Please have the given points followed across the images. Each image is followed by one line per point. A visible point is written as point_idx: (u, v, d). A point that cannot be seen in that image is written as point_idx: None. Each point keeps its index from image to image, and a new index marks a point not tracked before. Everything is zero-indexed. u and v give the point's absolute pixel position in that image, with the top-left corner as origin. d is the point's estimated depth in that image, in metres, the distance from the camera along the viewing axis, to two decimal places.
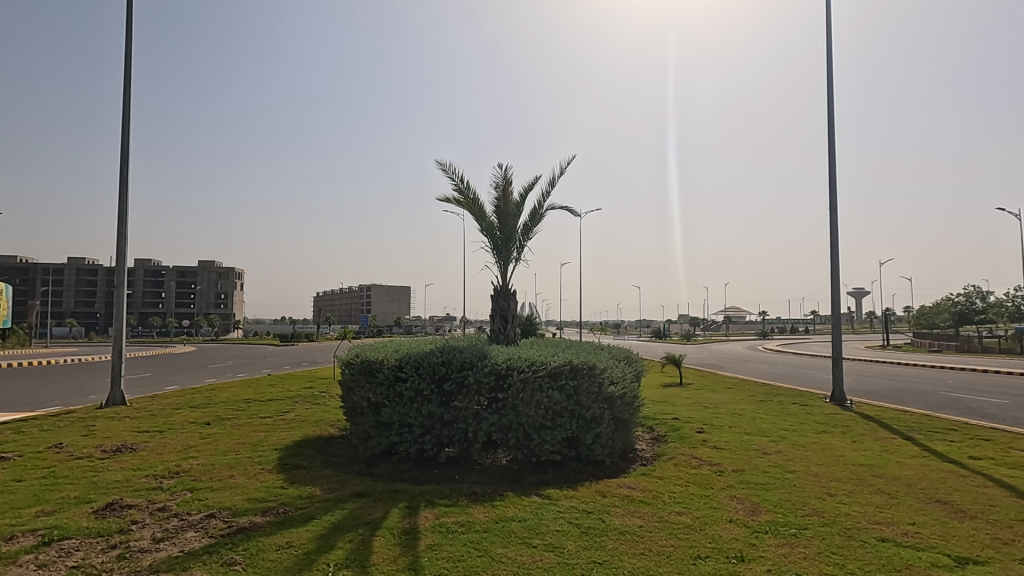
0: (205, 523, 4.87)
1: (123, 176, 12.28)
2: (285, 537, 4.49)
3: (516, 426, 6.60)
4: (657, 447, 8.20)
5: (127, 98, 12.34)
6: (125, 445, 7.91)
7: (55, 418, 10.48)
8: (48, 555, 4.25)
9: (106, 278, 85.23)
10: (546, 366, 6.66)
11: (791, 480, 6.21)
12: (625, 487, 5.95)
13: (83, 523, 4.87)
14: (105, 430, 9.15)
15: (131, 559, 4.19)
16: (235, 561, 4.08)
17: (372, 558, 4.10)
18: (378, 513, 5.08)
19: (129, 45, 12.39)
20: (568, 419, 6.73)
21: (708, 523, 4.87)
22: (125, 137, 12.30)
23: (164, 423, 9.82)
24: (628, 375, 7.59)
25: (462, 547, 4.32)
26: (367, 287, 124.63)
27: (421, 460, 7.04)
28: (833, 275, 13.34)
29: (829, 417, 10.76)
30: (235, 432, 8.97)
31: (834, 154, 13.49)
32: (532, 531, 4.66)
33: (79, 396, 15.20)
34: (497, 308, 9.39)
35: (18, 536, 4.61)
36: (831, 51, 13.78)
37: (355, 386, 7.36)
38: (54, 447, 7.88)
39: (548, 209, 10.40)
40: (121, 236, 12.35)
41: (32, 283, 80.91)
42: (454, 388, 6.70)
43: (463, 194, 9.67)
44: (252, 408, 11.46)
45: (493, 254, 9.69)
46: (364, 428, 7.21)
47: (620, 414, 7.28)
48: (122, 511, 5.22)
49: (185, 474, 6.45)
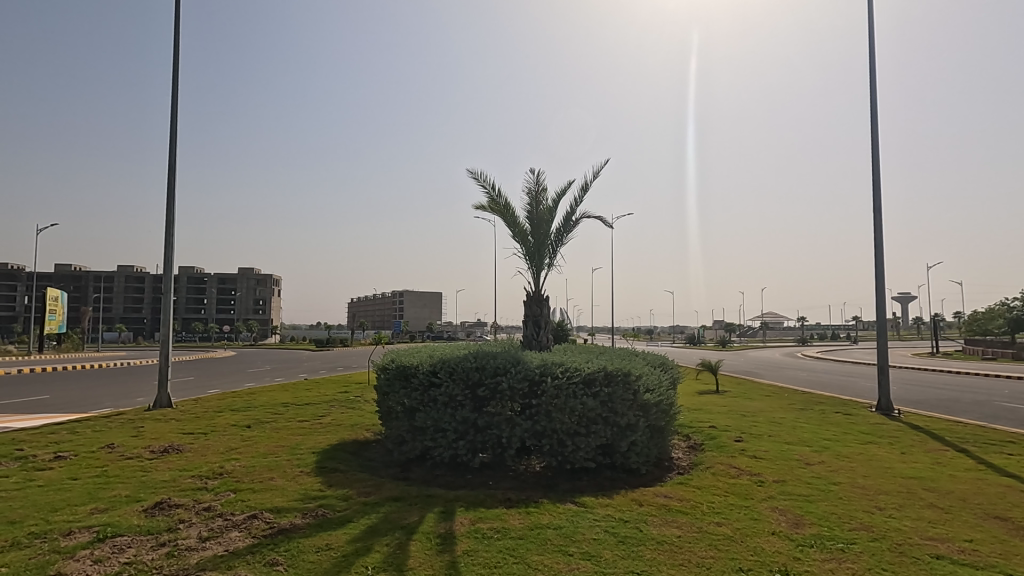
0: (248, 524, 5.00)
1: (170, 187, 12.81)
2: (323, 540, 4.57)
3: (550, 433, 6.59)
4: (694, 455, 8.08)
5: (174, 116, 12.86)
6: (172, 446, 8.21)
7: (107, 419, 10.98)
8: (102, 551, 4.42)
9: (153, 285, 89.05)
10: (580, 373, 6.62)
11: (836, 493, 5.98)
12: (662, 496, 5.84)
13: (134, 521, 5.07)
14: (153, 431, 9.53)
15: (180, 557, 4.33)
16: (277, 562, 4.18)
17: (410, 562, 4.13)
18: (415, 517, 5.12)
19: (178, 64, 12.95)
20: (603, 427, 6.66)
21: (749, 535, 4.74)
22: (173, 147, 12.84)
23: (207, 425, 10.16)
24: (663, 382, 7.51)
25: (498, 554, 4.30)
26: (400, 294, 126.78)
27: (455, 465, 7.10)
28: (880, 280, 12.83)
29: (875, 427, 10.37)
30: (274, 435, 9.21)
31: (878, 157, 13.03)
32: (568, 539, 4.62)
33: (128, 398, 15.75)
34: (529, 314, 9.39)
35: (75, 532, 4.82)
36: (873, 49, 13.36)
37: (389, 391, 7.45)
38: (107, 446, 8.25)
39: (582, 215, 10.34)
40: (168, 245, 12.87)
41: (86, 290, 85.32)
42: (487, 394, 6.70)
43: (495, 201, 9.71)
44: (289, 412, 11.72)
45: (526, 261, 9.71)
46: (398, 433, 7.27)
47: (655, 421, 7.17)
48: (170, 510, 5.42)
49: (228, 475, 6.64)
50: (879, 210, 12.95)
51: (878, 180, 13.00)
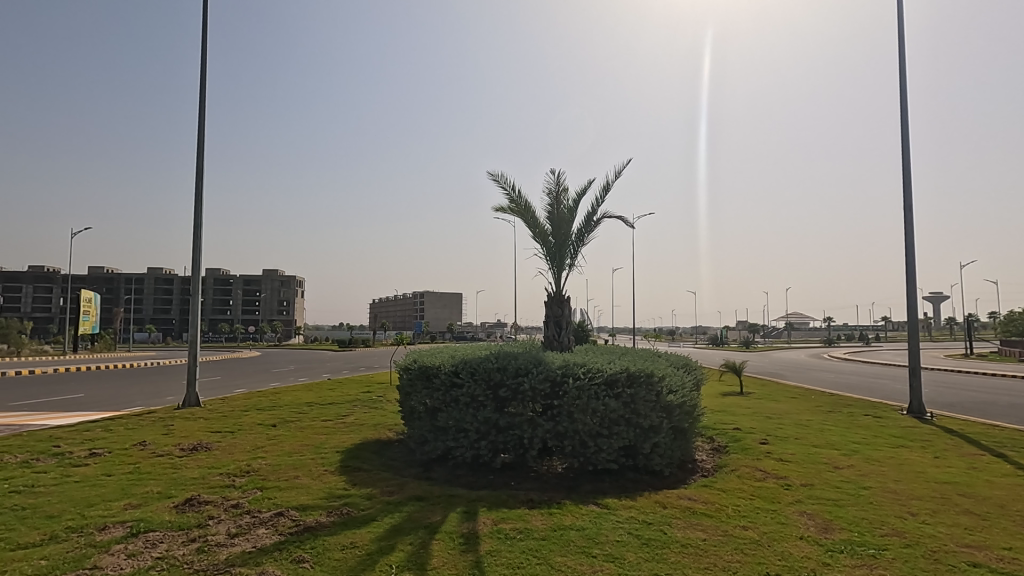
0: (274, 521, 5.09)
1: (198, 191, 13.11)
2: (348, 538, 4.62)
3: (572, 434, 6.56)
4: (718, 458, 7.97)
5: (201, 122, 13.17)
6: (200, 444, 8.40)
7: (139, 417, 11.29)
8: (136, 546, 4.54)
9: (182, 286, 91.24)
10: (602, 374, 6.59)
11: (866, 497, 5.84)
12: (686, 499, 5.78)
13: (165, 517, 5.20)
14: (182, 429, 9.77)
15: (209, 552, 4.42)
16: (303, 559, 4.24)
17: (433, 561, 4.15)
18: (437, 517, 5.15)
19: (205, 71, 13.25)
20: (625, 428, 6.61)
21: (776, 540, 4.66)
22: (201, 152, 13.14)
23: (234, 423, 10.37)
24: (686, 384, 7.43)
25: (521, 554, 4.30)
26: (421, 295, 127.73)
27: (477, 466, 7.12)
28: (911, 280, 12.48)
29: (906, 430, 10.09)
30: (299, 434, 9.35)
31: (908, 153, 12.69)
32: (591, 541, 4.59)
33: (158, 397, 16.17)
34: (550, 315, 9.37)
35: (110, 527, 4.97)
36: (903, 42, 13.03)
37: (412, 391, 7.51)
38: (139, 444, 8.48)
39: (603, 215, 10.29)
40: (196, 247, 13.18)
41: (118, 292, 87.86)
42: (508, 395, 6.71)
43: (516, 201, 9.71)
44: (313, 411, 11.89)
45: (547, 261, 9.69)
46: (420, 433, 7.33)
47: (678, 423, 7.10)
48: (199, 506, 5.54)
49: (255, 473, 6.76)
50: (909, 208, 12.61)
51: (908, 177, 12.67)
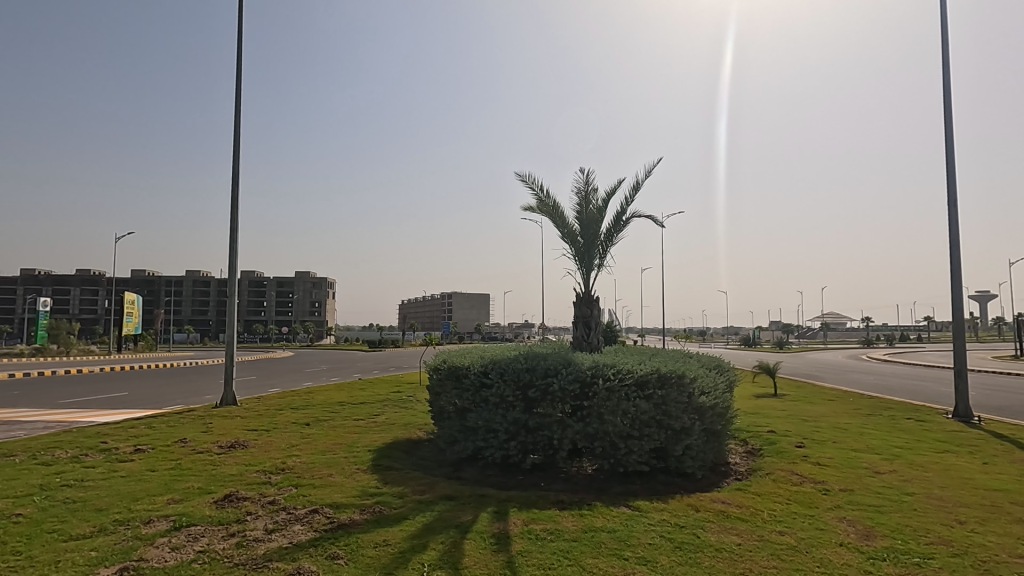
0: (309, 518, 5.20)
1: (234, 195, 13.50)
2: (381, 536, 4.69)
3: (602, 435, 6.51)
4: (752, 461, 7.80)
5: (237, 128, 13.55)
6: (238, 442, 8.64)
7: (179, 415, 11.68)
8: (179, 539, 4.70)
9: (218, 288, 94.02)
10: (633, 375, 6.53)
11: (910, 504, 5.63)
12: (720, 502, 5.68)
13: (206, 512, 5.36)
14: (220, 427, 10.06)
15: (248, 547, 4.55)
16: (338, 555, 4.32)
17: (465, 560, 4.18)
18: (468, 516, 5.18)
19: (241, 79, 13.63)
20: (656, 430, 6.54)
21: (815, 546, 4.53)
22: (237, 158, 13.52)
23: (269, 422, 10.63)
24: (719, 385, 7.30)
25: (552, 555, 4.30)
26: (449, 296, 128.78)
27: (506, 466, 7.14)
28: (956, 278, 12.00)
29: (952, 434, 9.70)
30: (332, 433, 9.52)
31: (952, 147, 12.20)
32: (623, 543, 4.55)
33: (197, 396, 16.71)
34: (579, 315, 9.33)
35: (154, 521, 5.15)
36: (946, 32, 12.54)
37: (441, 391, 7.57)
38: (180, 441, 8.78)
39: (632, 214, 10.19)
40: (233, 250, 13.57)
41: (159, 294, 91.10)
42: (538, 395, 6.70)
43: (544, 201, 9.71)
44: (345, 411, 12.10)
45: (575, 261, 9.65)
46: (450, 433, 7.38)
47: (711, 425, 6.99)
48: (238, 502, 5.71)
49: (290, 471, 6.92)
50: (954, 204, 12.12)
51: (952, 172, 12.18)
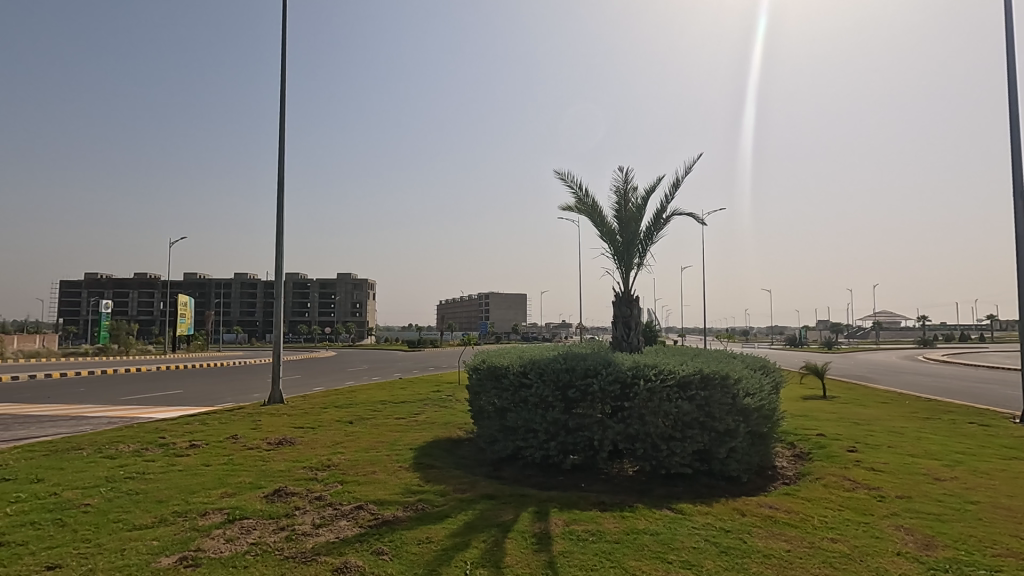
0: (355, 514, 5.33)
1: (280, 199, 13.95)
2: (424, 533, 4.76)
3: (644, 437, 6.43)
4: (801, 465, 7.55)
5: (281, 135, 13.99)
6: (285, 439, 8.93)
7: (230, 412, 12.16)
8: (233, 532, 4.90)
9: (265, 290, 97.31)
10: (674, 375, 6.41)
11: (973, 513, 5.34)
12: (767, 507, 5.52)
13: (257, 506, 5.57)
14: (268, 424, 10.42)
15: (297, 541, 4.70)
16: (382, 551, 4.42)
17: (507, 560, 4.20)
18: (509, 516, 5.20)
19: (285, 87, 14.07)
20: (699, 432, 6.41)
21: (869, 555, 4.35)
22: (282, 163, 13.97)
23: (315, 420, 10.94)
24: (765, 386, 7.10)
25: (594, 557, 4.27)
26: (487, 296, 129.53)
27: (546, 466, 7.13)
28: None
29: (1020, 440, 9.13)
30: (374, 431, 9.72)
31: (1018, 135, 11.49)
32: (666, 546, 4.48)
33: (246, 394, 17.36)
34: (618, 315, 9.23)
35: (210, 513, 5.39)
36: (1010, 13, 11.82)
37: (481, 391, 7.62)
38: (231, 437, 9.14)
39: (673, 212, 10.02)
40: (279, 253, 14.03)
41: (210, 296, 95.04)
42: (577, 396, 6.66)
43: (582, 201, 9.65)
44: (387, 409, 12.34)
45: (614, 261, 9.55)
46: (490, 432, 7.42)
47: (756, 427, 6.80)
48: (287, 497, 5.90)
49: (335, 467, 7.11)
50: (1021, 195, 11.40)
51: (1018, 161, 11.46)
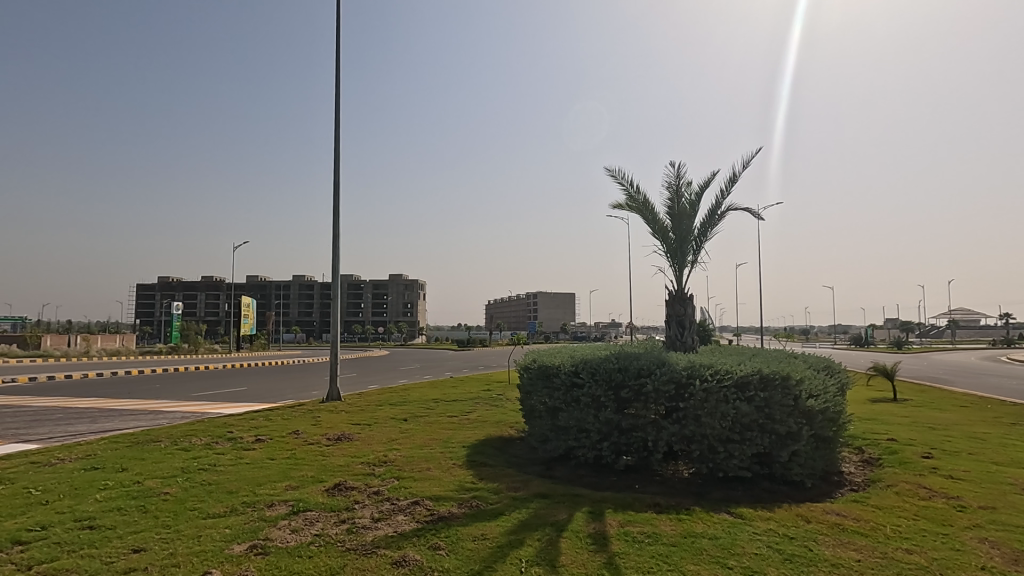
0: (411, 509, 5.46)
1: (336, 203, 14.44)
2: (479, 529, 4.83)
3: (700, 438, 6.28)
4: (870, 471, 7.17)
5: (336, 142, 14.47)
6: (344, 435, 9.25)
7: (292, 408, 12.70)
8: (297, 523, 5.12)
9: (321, 292, 100.93)
10: (732, 376, 6.22)
11: None
12: (834, 514, 5.27)
13: (319, 499, 5.80)
14: (327, 421, 10.81)
15: (358, 533, 4.86)
16: (439, 546, 4.51)
17: (562, 559, 4.20)
18: (563, 515, 5.19)
19: (339, 95, 14.56)
20: (759, 434, 6.20)
21: (949, 568, 4.08)
22: (337, 169, 14.45)
23: (370, 417, 11.27)
24: (830, 388, 6.78)
25: (650, 559, 4.20)
26: (535, 296, 129.57)
27: (599, 467, 7.07)
28: None
29: None
30: (428, 429, 9.92)
31: None
32: (726, 551, 4.36)
33: (305, 391, 18.08)
34: (672, 314, 9.04)
35: (276, 505, 5.65)
36: None
37: (532, 390, 7.64)
38: (293, 433, 9.54)
39: (728, 207, 9.72)
40: (335, 255, 14.52)
41: (271, 298, 99.50)
42: (630, 396, 6.57)
43: (634, 198, 9.50)
44: (439, 407, 12.56)
45: (667, 258, 9.35)
46: (542, 432, 7.43)
47: (821, 431, 6.51)
48: (347, 491, 6.12)
49: (391, 463, 7.31)
50: None
51: None
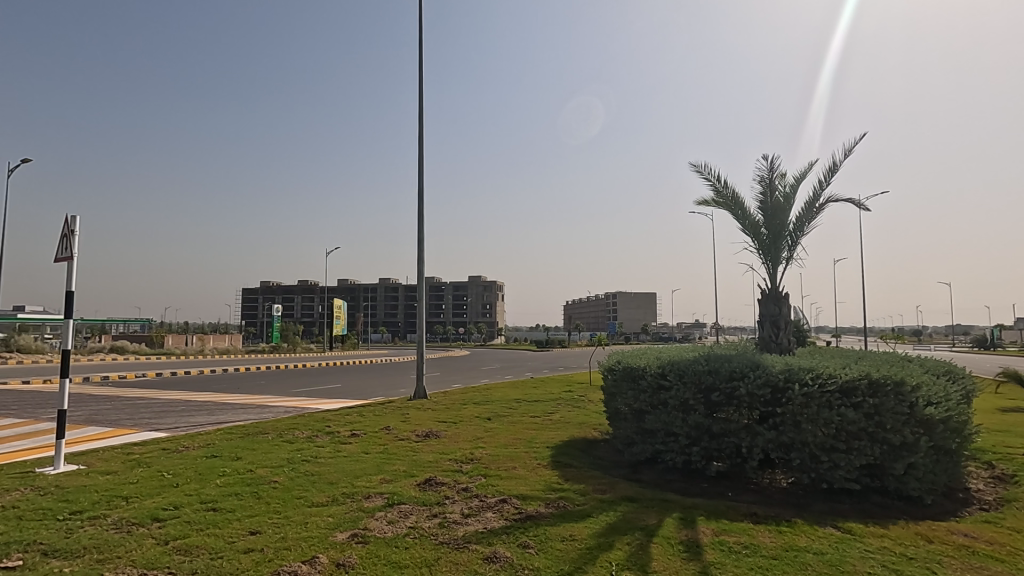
0: (500, 506, 5.56)
1: (421, 209, 14.98)
2: (567, 530, 4.83)
3: (800, 446, 5.90)
4: (1003, 489, 6.40)
5: (420, 150, 15.03)
6: (431, 432, 9.58)
7: (382, 405, 13.33)
8: (393, 515, 5.37)
9: (405, 294, 105.00)
10: (836, 380, 5.80)
11: None
12: (960, 535, 4.76)
13: (412, 493, 6.05)
14: (416, 418, 11.25)
15: (449, 528, 5.02)
16: (528, 544, 4.56)
17: (654, 565, 4.11)
18: (653, 520, 5.08)
19: (423, 105, 15.10)
20: (868, 444, 5.73)
21: None
22: (422, 176, 14.99)
23: (456, 415, 11.59)
24: (952, 395, 6.13)
25: (749, 571, 4.01)
26: (615, 296, 127.37)
27: (688, 472, 6.84)
28: None
29: None
30: (512, 428, 10.05)
31: None
32: (834, 567, 4.08)
33: (394, 389, 18.89)
34: (766, 314, 8.56)
35: (373, 496, 5.96)
36: None
37: (617, 392, 7.52)
38: (385, 428, 10.02)
39: (828, 200, 9.07)
40: (421, 259, 15.07)
41: (359, 300, 104.93)
42: (722, 400, 6.30)
43: (722, 193, 9.11)
44: (522, 407, 12.68)
45: (759, 255, 8.87)
46: (627, 434, 7.29)
47: (942, 442, 5.90)
48: (438, 486, 6.34)
49: (478, 461, 7.48)
50: None
51: None
